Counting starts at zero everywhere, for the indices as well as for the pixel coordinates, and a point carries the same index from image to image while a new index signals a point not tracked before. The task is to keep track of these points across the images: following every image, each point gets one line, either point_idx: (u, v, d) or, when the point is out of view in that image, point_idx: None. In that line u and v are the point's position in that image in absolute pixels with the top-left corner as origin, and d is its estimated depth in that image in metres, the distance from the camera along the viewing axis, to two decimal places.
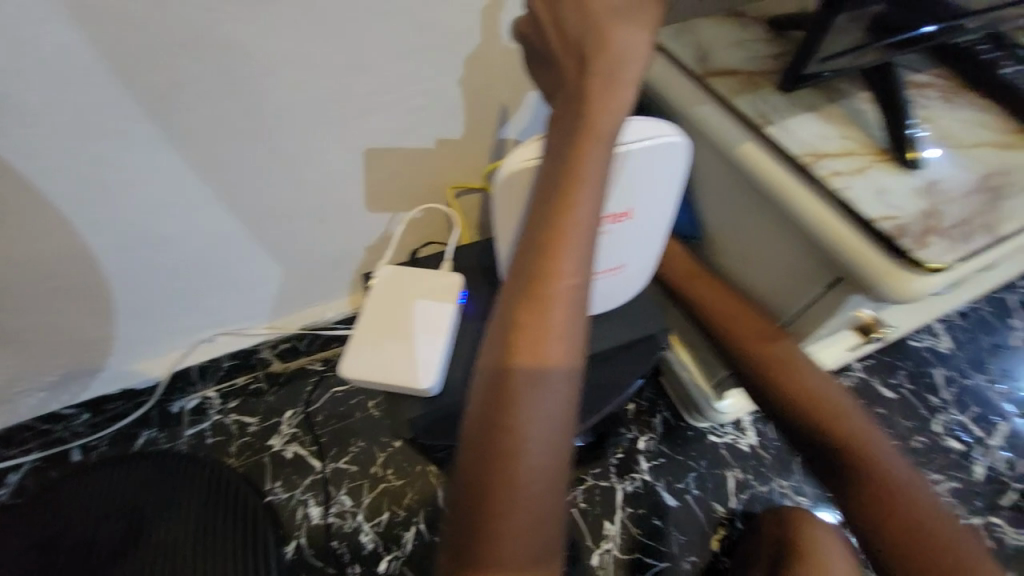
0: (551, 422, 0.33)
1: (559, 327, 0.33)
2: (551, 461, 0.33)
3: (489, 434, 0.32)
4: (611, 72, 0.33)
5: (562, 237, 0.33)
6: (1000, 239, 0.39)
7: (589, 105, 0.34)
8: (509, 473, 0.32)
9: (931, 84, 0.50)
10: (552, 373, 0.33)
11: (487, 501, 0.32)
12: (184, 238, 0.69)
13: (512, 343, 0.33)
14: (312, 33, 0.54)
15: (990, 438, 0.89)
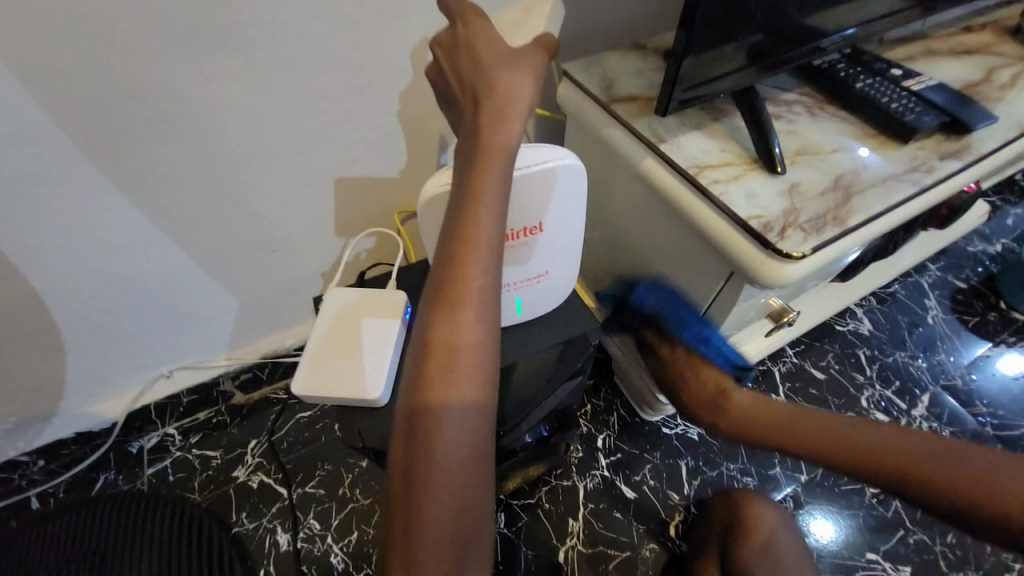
0: (467, 417, 0.36)
1: (470, 331, 0.37)
2: (468, 456, 0.36)
3: (409, 429, 0.36)
4: (502, 103, 0.39)
5: (467, 250, 0.37)
6: (848, 229, 0.47)
7: (486, 128, 0.39)
8: (428, 466, 0.35)
9: (798, 102, 0.58)
10: (466, 373, 0.37)
11: (410, 482, 0.35)
12: (137, 276, 0.71)
13: (427, 347, 0.37)
14: (253, 80, 0.59)
15: (914, 409, 0.96)
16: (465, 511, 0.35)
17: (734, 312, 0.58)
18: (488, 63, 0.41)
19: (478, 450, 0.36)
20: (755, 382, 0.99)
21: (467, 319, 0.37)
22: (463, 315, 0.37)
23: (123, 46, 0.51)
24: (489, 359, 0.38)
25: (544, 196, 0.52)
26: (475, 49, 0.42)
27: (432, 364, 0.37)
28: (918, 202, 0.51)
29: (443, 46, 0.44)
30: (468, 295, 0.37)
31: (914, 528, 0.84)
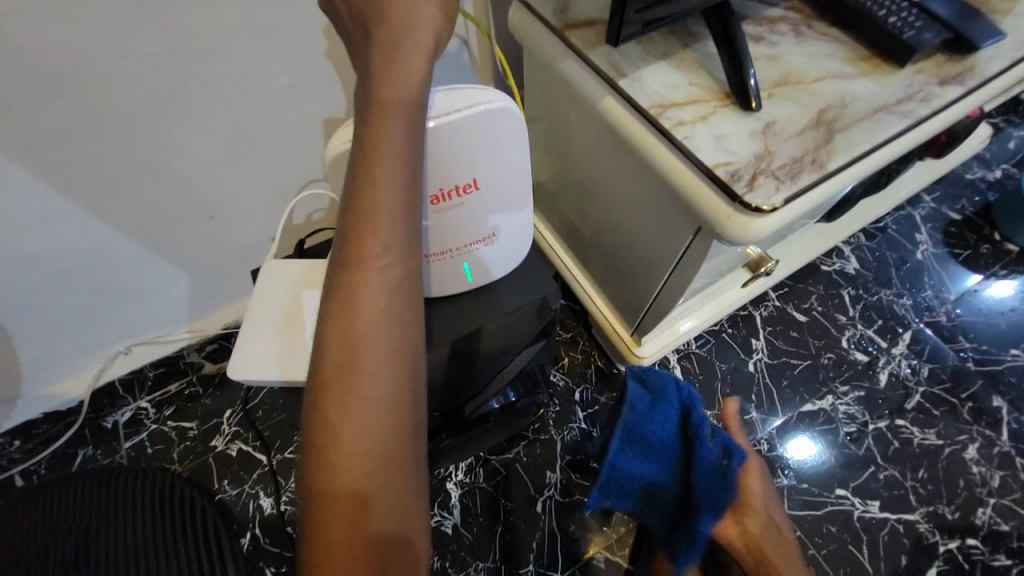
0: (387, 408, 0.32)
1: (381, 312, 0.33)
2: (391, 446, 0.32)
3: (317, 429, 0.32)
4: (399, 30, 0.33)
5: (370, 220, 0.33)
6: (826, 175, 0.41)
7: (382, 64, 0.34)
8: (339, 468, 0.31)
9: (783, 19, 0.49)
10: (379, 361, 0.32)
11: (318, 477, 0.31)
12: (62, 255, 0.65)
13: (327, 339, 0.33)
14: (143, 21, 0.50)
15: (894, 346, 0.95)
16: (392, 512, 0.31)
17: (702, 267, 0.53)
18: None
19: (403, 443, 0.32)
20: (735, 327, 0.97)
21: (377, 298, 0.33)
22: (370, 295, 0.33)
23: None
24: (408, 341, 0.33)
25: (480, 154, 0.45)
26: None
27: (338, 342, 0.32)
28: (911, 137, 0.44)
29: None
30: (377, 271, 0.33)
31: (885, 464, 0.86)
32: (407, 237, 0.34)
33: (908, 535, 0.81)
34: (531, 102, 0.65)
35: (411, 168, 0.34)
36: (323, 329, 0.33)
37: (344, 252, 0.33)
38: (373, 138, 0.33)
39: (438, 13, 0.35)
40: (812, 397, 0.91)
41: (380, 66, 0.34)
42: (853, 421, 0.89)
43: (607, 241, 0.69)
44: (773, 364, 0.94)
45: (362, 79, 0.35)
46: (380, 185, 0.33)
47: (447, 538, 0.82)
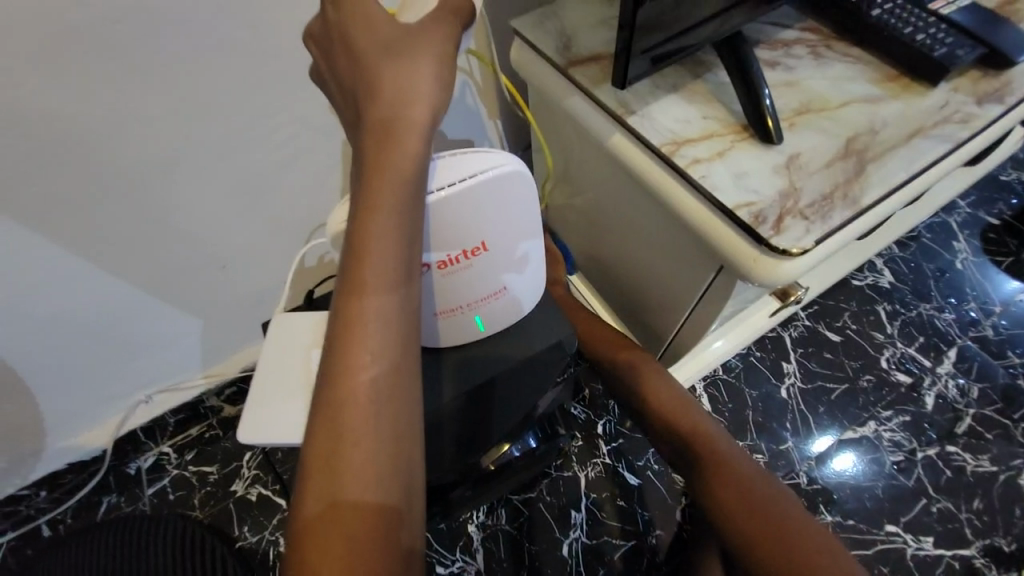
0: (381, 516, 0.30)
1: (374, 414, 0.31)
2: (388, 511, 0.30)
3: (304, 544, 0.29)
4: (396, 96, 0.32)
5: (363, 316, 0.31)
6: (860, 212, 0.38)
7: (378, 124, 0.32)
8: None
9: (799, 41, 0.47)
10: (371, 451, 0.31)
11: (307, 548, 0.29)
12: (81, 312, 0.66)
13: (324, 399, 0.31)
14: (151, 88, 0.51)
15: (939, 365, 0.89)
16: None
17: (726, 307, 0.50)
18: (367, 54, 0.33)
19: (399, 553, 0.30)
20: (764, 350, 0.92)
21: (368, 399, 0.31)
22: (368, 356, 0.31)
23: None
24: (403, 441, 0.32)
25: (486, 214, 0.44)
26: (350, 40, 0.34)
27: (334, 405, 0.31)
28: (950, 161, 0.41)
29: (321, 44, 0.35)
30: (368, 371, 0.31)
31: (937, 496, 0.79)
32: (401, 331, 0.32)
33: (967, 574, 0.75)
34: (541, 138, 0.64)
35: (405, 258, 0.32)
36: (314, 424, 0.32)
37: (335, 349, 0.32)
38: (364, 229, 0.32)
39: (435, 81, 0.33)
40: (852, 424, 0.85)
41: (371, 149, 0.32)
42: (898, 448, 0.82)
43: (623, 277, 0.67)
44: (806, 388, 0.88)
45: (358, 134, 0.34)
46: (370, 280, 0.31)
47: None
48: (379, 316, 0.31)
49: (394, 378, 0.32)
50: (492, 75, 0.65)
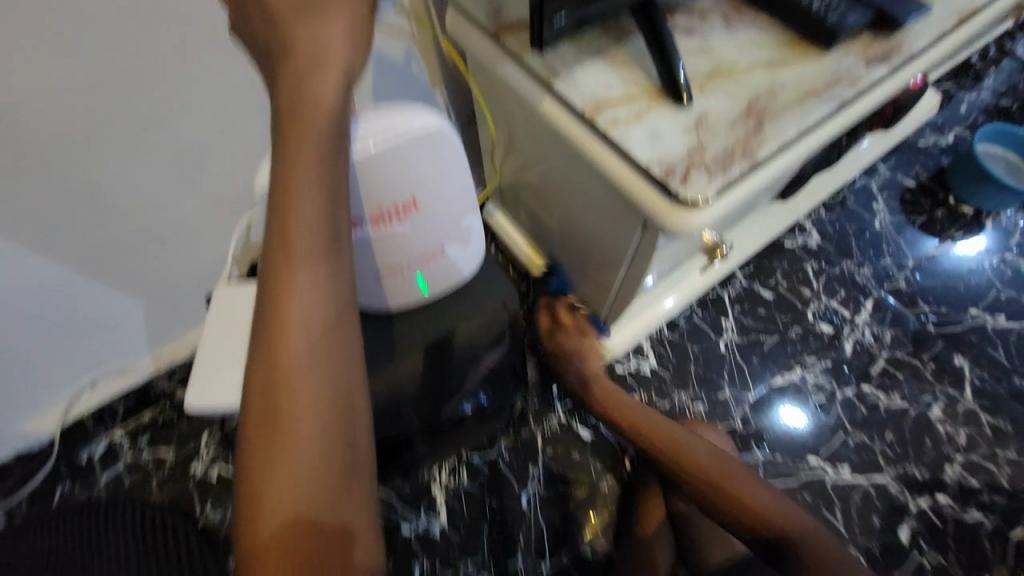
0: (320, 468, 0.33)
1: (306, 376, 0.33)
2: (331, 446, 0.33)
3: (248, 495, 0.32)
4: (310, 57, 0.33)
5: (291, 285, 0.34)
6: (757, 163, 0.42)
7: (293, 84, 0.33)
8: (271, 512, 0.32)
9: (714, 9, 0.50)
10: (310, 395, 0.33)
11: (254, 481, 0.32)
12: (10, 297, 0.63)
13: (261, 351, 0.34)
14: (65, 56, 0.48)
15: (858, 315, 0.97)
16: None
17: (653, 260, 0.54)
18: (275, 12, 0.33)
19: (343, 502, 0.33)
20: (705, 309, 0.98)
21: (300, 362, 0.33)
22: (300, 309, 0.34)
23: None
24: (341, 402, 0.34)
25: (413, 168, 0.46)
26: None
27: (271, 354, 0.33)
28: (841, 119, 0.45)
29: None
30: (299, 336, 0.33)
31: (853, 430, 0.88)
32: (330, 299, 0.34)
33: (880, 498, 0.84)
34: (483, 108, 0.65)
35: (330, 230, 0.34)
36: (251, 375, 0.34)
37: (266, 318, 0.34)
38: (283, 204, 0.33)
39: (349, 42, 0.34)
40: (781, 371, 0.93)
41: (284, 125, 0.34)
42: (821, 391, 0.91)
43: (569, 241, 0.71)
44: (742, 341, 0.96)
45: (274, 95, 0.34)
46: (294, 252, 0.33)
47: (435, 542, 0.83)
48: (308, 270, 0.33)
49: (327, 344, 0.34)
50: (432, 43, 0.65)
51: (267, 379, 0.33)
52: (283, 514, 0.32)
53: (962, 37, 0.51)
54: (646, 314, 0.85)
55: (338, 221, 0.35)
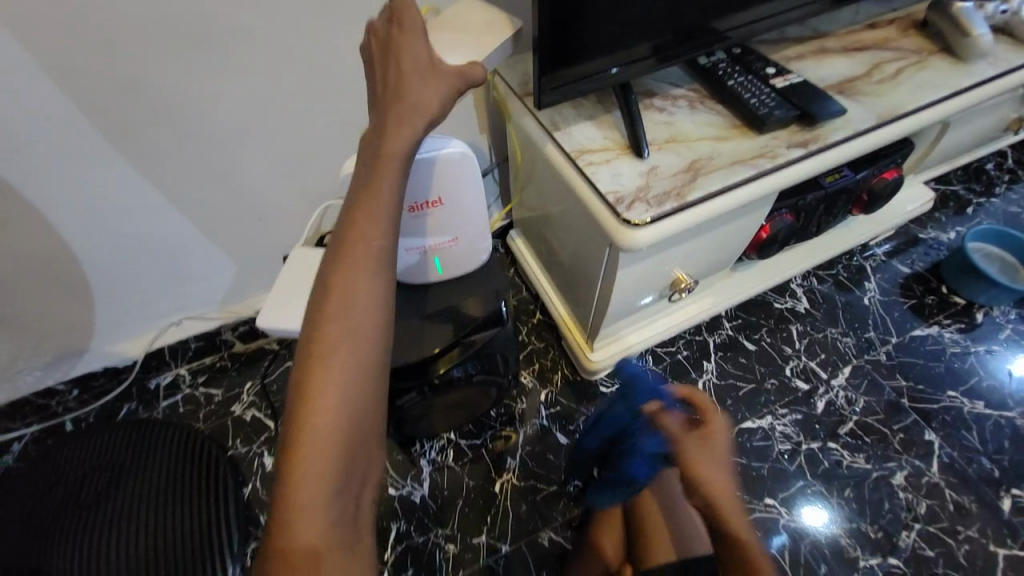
0: (350, 407, 0.43)
1: (349, 336, 0.45)
2: (364, 385, 0.44)
3: (293, 418, 0.43)
4: (409, 111, 0.51)
5: (354, 267, 0.47)
6: (685, 205, 0.58)
7: (389, 130, 0.50)
8: (314, 426, 0.42)
9: (683, 97, 0.68)
10: (356, 343, 0.45)
11: (302, 404, 0.43)
12: (149, 237, 0.86)
13: (323, 307, 0.46)
14: (238, 80, 0.73)
15: (834, 378, 1.05)
16: (341, 492, 0.42)
17: (618, 276, 0.70)
18: (402, 73, 0.52)
19: (359, 440, 0.43)
20: (689, 349, 1.09)
21: (349, 326, 0.45)
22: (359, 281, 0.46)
23: (138, 55, 0.66)
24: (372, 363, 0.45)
25: (440, 177, 0.68)
26: (396, 64, 0.52)
27: (330, 310, 0.45)
28: (761, 183, 0.61)
29: (373, 64, 0.54)
30: (350, 306, 0.46)
31: (813, 480, 0.94)
32: (380, 282, 0.47)
33: (830, 547, 0.89)
34: (514, 151, 0.85)
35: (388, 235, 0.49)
36: (312, 326, 0.46)
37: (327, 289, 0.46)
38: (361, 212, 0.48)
39: (440, 103, 0.52)
40: (752, 415, 1.01)
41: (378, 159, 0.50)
42: (788, 440, 0.98)
43: (568, 262, 0.87)
44: (720, 383, 1.05)
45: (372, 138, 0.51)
46: (361, 245, 0.47)
47: (415, 505, 0.94)
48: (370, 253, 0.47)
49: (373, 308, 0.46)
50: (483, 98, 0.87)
51: (323, 329, 0.45)
52: (324, 432, 0.42)
53: (871, 142, 0.67)
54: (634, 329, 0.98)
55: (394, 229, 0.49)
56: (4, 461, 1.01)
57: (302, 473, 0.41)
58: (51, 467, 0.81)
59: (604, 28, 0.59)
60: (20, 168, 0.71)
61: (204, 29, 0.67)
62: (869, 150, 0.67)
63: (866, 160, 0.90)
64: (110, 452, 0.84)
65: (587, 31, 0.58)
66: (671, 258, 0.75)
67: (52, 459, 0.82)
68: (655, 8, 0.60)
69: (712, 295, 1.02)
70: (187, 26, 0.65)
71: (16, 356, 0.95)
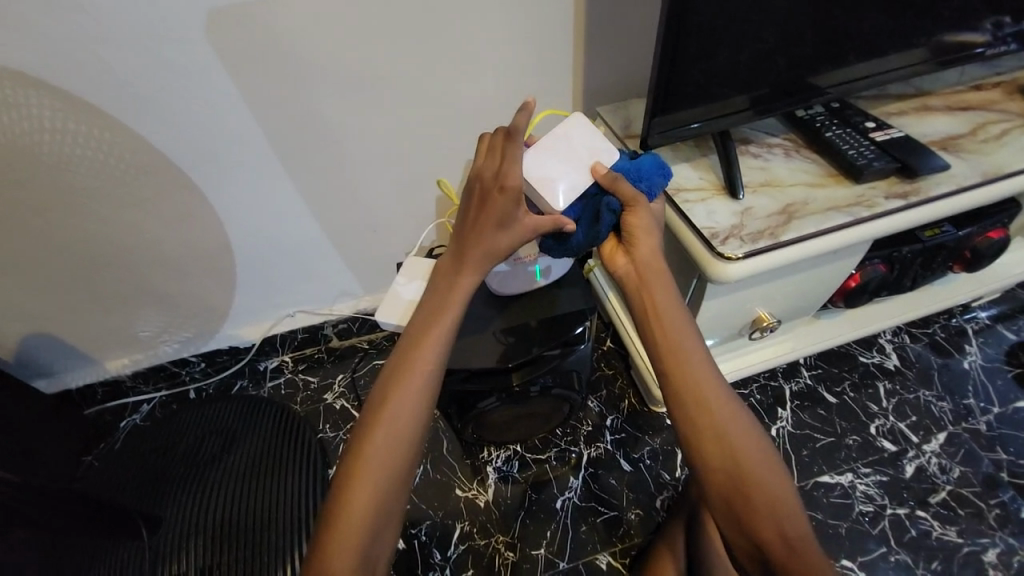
0: (380, 497, 0.50)
1: (390, 440, 0.51)
2: (406, 456, 0.52)
3: (343, 475, 0.51)
4: (491, 244, 0.58)
5: (408, 372, 0.55)
6: (780, 242, 0.63)
7: (468, 251, 0.59)
8: (361, 484, 0.50)
9: (779, 145, 0.73)
10: (409, 418, 0.53)
11: (355, 459, 0.51)
12: (289, 237, 0.99)
13: (391, 378, 0.55)
14: (388, 115, 0.86)
15: (925, 443, 0.99)
16: (374, 542, 0.50)
17: (703, 308, 0.75)
18: (488, 221, 0.58)
19: (385, 521, 0.51)
20: (763, 394, 1.07)
21: (387, 426, 0.52)
22: (423, 365, 0.55)
23: (319, 92, 0.80)
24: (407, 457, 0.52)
25: None
26: (496, 191, 0.57)
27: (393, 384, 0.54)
28: (853, 231, 0.65)
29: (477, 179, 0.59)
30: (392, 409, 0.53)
31: (897, 548, 0.89)
32: (438, 369, 0.56)
33: None
34: None
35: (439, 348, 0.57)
36: (379, 390, 0.55)
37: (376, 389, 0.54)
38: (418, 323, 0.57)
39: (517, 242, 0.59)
40: (831, 470, 0.97)
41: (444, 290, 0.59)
42: (870, 501, 0.93)
43: None
44: (796, 433, 1.02)
45: (460, 244, 0.60)
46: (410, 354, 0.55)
47: (479, 509, 0.99)
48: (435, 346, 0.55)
49: (428, 392, 0.55)
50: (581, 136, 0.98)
51: (385, 397, 0.53)
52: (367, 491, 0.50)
53: (976, 198, 0.68)
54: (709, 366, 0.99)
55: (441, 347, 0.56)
56: (134, 419, 1.15)
57: (342, 524, 0.49)
58: (179, 430, 1.08)
59: (691, 77, 0.65)
60: (208, 175, 0.86)
61: (372, 73, 0.80)
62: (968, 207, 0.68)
63: (967, 218, 0.88)
64: (217, 426, 1.08)
65: (677, 82, 0.64)
66: (755, 296, 0.77)
67: (175, 423, 1.10)
68: (743, 61, 0.66)
69: (792, 339, 1.02)
70: (361, 71, 0.79)
71: (163, 330, 1.08)
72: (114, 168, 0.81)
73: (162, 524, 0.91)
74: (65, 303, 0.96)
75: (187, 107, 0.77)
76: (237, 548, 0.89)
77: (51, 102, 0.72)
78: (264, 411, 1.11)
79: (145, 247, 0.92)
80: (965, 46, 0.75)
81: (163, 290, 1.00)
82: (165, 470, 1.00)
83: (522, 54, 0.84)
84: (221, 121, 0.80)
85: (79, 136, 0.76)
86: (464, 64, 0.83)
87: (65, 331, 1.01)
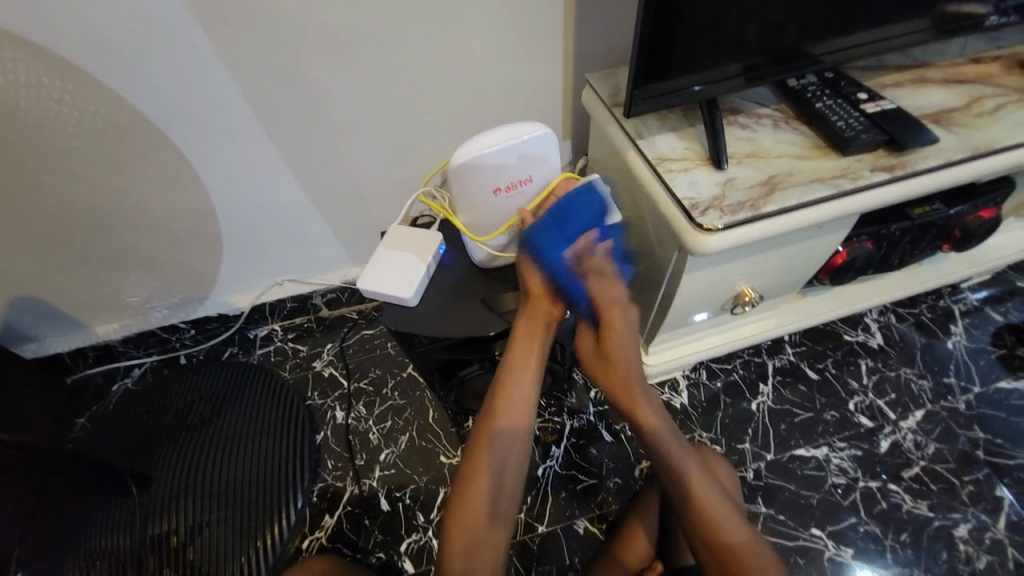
0: (510, 439, 0.70)
1: (517, 400, 0.71)
2: (527, 411, 0.72)
3: (482, 420, 0.71)
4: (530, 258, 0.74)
5: (522, 352, 0.72)
6: (761, 215, 0.63)
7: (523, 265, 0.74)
8: (495, 427, 0.70)
9: (769, 116, 0.72)
10: (526, 388, 0.72)
11: (488, 411, 0.71)
12: (273, 202, 0.98)
13: (511, 357, 0.72)
14: (373, 77, 0.83)
15: (903, 420, 1.00)
16: (502, 473, 0.69)
17: (684, 281, 0.75)
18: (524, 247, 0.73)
19: (509, 460, 0.70)
20: (747, 370, 1.08)
21: (502, 433, 0.70)
22: (534, 351, 0.72)
23: (302, 51, 0.78)
24: (519, 460, 0.71)
25: (497, 163, 0.71)
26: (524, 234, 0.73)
27: (510, 361, 0.72)
28: (836, 204, 0.64)
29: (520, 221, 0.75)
30: (507, 424, 0.70)
31: (867, 519, 0.91)
32: (543, 352, 0.73)
33: None
34: (592, 156, 0.92)
35: (545, 338, 0.73)
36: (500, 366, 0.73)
37: (488, 409, 0.71)
38: (515, 367, 0.71)
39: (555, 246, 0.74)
40: (807, 443, 0.99)
41: (530, 337, 0.72)
42: (844, 474, 0.95)
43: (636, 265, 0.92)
44: (775, 407, 1.03)
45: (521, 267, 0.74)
46: (517, 383, 0.71)
47: None
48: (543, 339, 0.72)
49: (534, 367, 0.72)
50: (572, 102, 0.96)
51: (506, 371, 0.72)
52: (501, 435, 0.70)
53: (966, 173, 0.67)
54: (694, 341, 1.00)
55: (539, 381, 0.73)
56: (125, 382, 1.16)
57: (483, 456, 0.69)
58: (169, 395, 1.10)
59: (686, 40, 0.62)
60: (188, 136, 0.84)
61: (355, 33, 0.77)
62: (954, 183, 0.67)
63: (959, 196, 0.87)
64: (207, 389, 1.10)
65: (675, 45, 0.62)
66: (738, 270, 0.77)
67: (163, 386, 1.12)
68: (747, 26, 0.64)
69: (776, 316, 1.02)
70: (344, 30, 0.77)
71: (152, 294, 1.08)
72: (88, 125, 0.79)
73: (152, 484, 0.96)
74: (49, 265, 0.96)
75: (162, 62, 0.75)
76: (230, 509, 0.94)
77: (19, 54, 0.70)
78: (259, 374, 1.13)
79: (127, 210, 0.91)
80: (969, 15, 0.72)
81: (148, 254, 1.00)
82: (155, 433, 1.04)
83: (512, 14, 0.81)
84: (199, 78, 0.77)
85: (52, 92, 0.74)
86: (452, 24, 0.80)
87: (53, 294, 1.01)
